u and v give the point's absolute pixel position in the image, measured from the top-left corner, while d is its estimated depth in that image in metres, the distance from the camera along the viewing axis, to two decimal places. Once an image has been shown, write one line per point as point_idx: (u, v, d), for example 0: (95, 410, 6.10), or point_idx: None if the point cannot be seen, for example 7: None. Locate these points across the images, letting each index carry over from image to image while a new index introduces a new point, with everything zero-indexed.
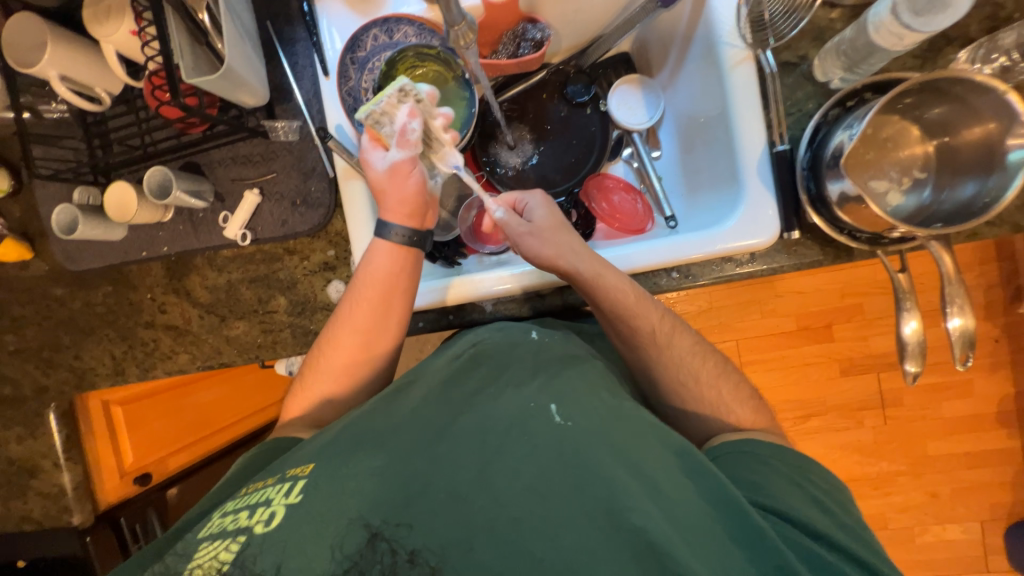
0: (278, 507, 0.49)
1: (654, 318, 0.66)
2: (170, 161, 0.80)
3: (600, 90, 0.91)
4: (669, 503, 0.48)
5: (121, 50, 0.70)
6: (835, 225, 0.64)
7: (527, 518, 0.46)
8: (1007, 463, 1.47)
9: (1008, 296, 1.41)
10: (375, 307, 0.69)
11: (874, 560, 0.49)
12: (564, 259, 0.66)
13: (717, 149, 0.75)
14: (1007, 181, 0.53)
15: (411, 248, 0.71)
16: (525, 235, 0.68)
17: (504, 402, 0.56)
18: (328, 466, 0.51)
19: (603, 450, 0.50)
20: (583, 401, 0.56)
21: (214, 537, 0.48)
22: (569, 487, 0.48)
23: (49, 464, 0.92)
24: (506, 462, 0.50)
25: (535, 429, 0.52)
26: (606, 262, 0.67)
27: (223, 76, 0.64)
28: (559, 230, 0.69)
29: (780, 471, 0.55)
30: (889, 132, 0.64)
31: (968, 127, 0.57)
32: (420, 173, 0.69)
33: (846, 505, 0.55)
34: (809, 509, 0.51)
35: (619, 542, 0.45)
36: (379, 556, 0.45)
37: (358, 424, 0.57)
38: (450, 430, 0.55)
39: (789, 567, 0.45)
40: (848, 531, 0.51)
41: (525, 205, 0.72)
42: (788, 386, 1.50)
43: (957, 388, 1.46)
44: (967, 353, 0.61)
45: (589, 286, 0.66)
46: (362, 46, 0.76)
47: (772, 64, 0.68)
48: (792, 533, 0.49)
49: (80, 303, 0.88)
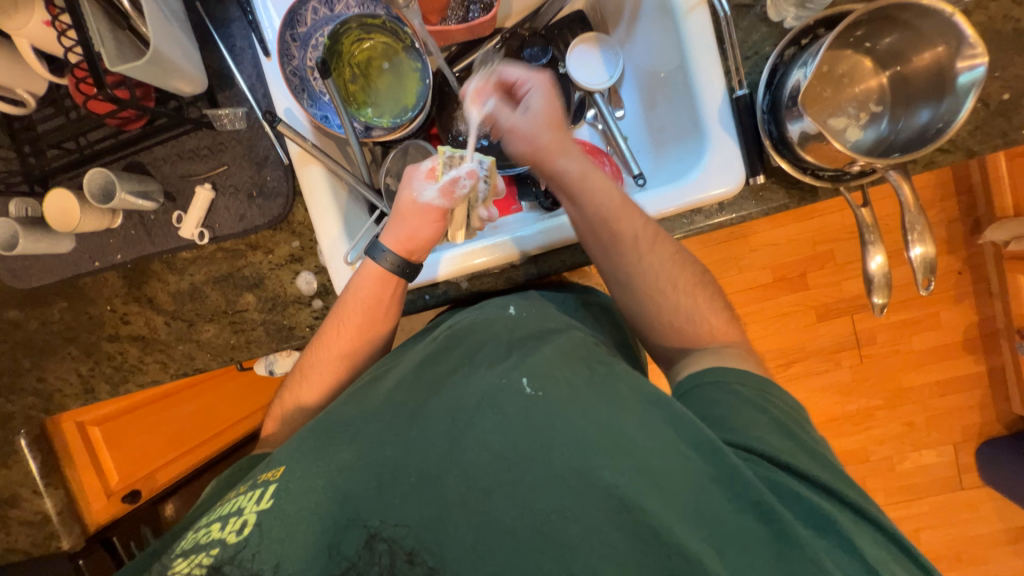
0: (249, 516, 0.49)
1: (638, 225, 0.65)
2: (110, 162, 0.75)
3: (557, 52, 0.87)
4: (641, 456, 0.48)
5: (36, 43, 0.65)
6: (799, 166, 0.64)
7: (499, 487, 0.47)
8: (975, 387, 1.55)
9: (968, 228, 1.46)
10: (362, 324, 0.69)
11: (839, 485, 0.50)
12: (553, 156, 0.66)
13: (678, 101, 0.74)
14: (959, 104, 0.54)
15: (399, 276, 0.68)
16: (520, 124, 0.66)
17: (479, 380, 0.55)
18: (298, 466, 0.52)
19: (573, 414, 0.50)
20: (556, 369, 0.54)
21: (188, 552, 0.49)
22: (539, 450, 0.48)
23: (28, 492, 0.88)
24: (476, 435, 0.50)
25: (505, 403, 0.52)
26: (594, 166, 0.67)
27: (150, 61, 0.59)
28: (554, 126, 0.66)
29: (750, 401, 0.55)
30: (844, 68, 0.64)
31: (919, 53, 0.57)
32: (444, 224, 0.68)
33: (808, 426, 0.56)
34: (781, 440, 0.52)
35: (591, 501, 0.46)
36: (378, 557, 0.46)
37: (332, 419, 0.57)
38: (421, 412, 0.54)
39: (764, 503, 0.46)
40: (819, 461, 0.52)
41: (525, 89, 0.68)
42: (768, 336, 1.55)
43: (925, 321, 1.52)
44: (930, 279, 0.63)
45: (575, 186, 0.65)
46: (302, 21, 0.72)
47: (725, 8, 0.66)
48: (765, 468, 0.49)
49: (35, 322, 0.83)
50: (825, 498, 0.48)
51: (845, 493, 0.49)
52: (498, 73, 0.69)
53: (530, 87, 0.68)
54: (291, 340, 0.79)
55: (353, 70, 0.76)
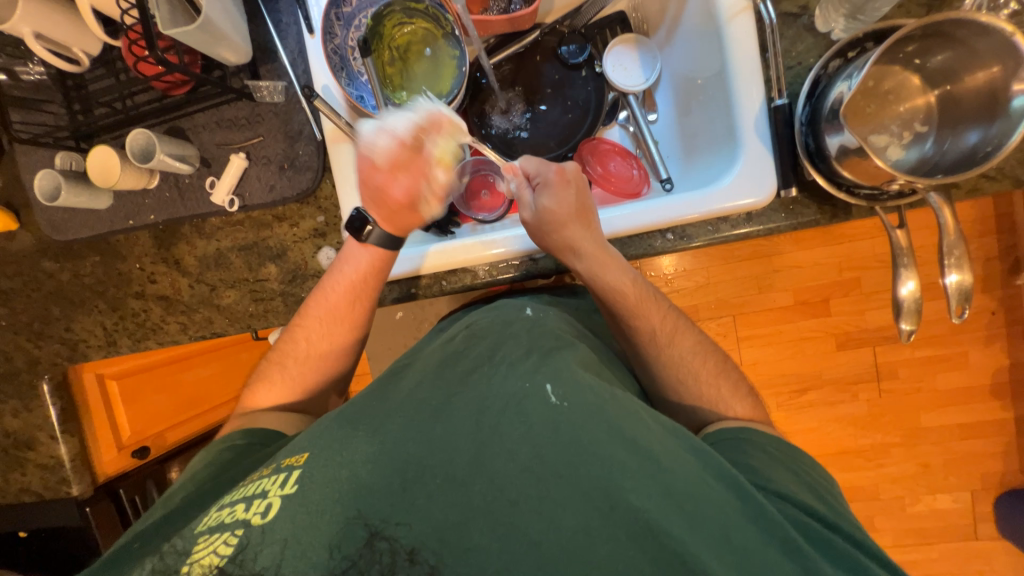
0: (274, 498, 0.49)
1: (656, 320, 0.69)
2: (153, 125, 0.78)
3: (595, 52, 0.87)
4: (668, 480, 0.47)
5: (94, 5, 0.67)
6: (834, 181, 0.62)
7: (524, 500, 0.46)
8: (998, 434, 1.48)
9: (1007, 268, 1.40)
10: (352, 295, 0.72)
11: (856, 531, 0.52)
12: (563, 254, 0.70)
13: (714, 109, 0.73)
14: (1011, 127, 0.51)
15: (385, 250, 0.71)
16: (529, 222, 0.70)
17: (502, 381, 0.54)
18: (322, 455, 0.51)
19: (598, 431, 0.48)
20: (579, 378, 0.54)
21: (213, 530, 0.48)
22: (566, 468, 0.46)
23: (45, 436, 0.92)
24: (502, 445, 0.48)
25: (530, 411, 0.50)
26: (608, 257, 0.69)
27: (200, 27, 0.61)
28: (563, 224, 0.69)
29: (781, 459, 0.58)
30: (890, 84, 0.62)
31: (971, 72, 0.55)
32: (399, 190, 0.67)
33: (833, 490, 0.59)
34: (811, 495, 0.55)
35: (616, 522, 0.45)
36: (379, 556, 0.44)
37: (351, 411, 0.57)
38: (446, 410, 0.53)
39: (790, 539, 0.48)
40: (839, 512, 0.55)
41: (539, 183, 0.72)
42: (784, 360, 1.51)
43: (952, 360, 1.46)
44: (963, 307, 0.60)
45: (587, 282, 0.71)
46: (347, 1, 0.73)
47: (771, 16, 0.64)
48: (784, 505, 0.52)
49: (68, 274, 0.87)
50: (844, 539, 0.51)
51: (863, 539, 0.51)
52: (526, 162, 0.75)
53: (543, 182, 0.72)
54: None
55: (391, 53, 0.77)
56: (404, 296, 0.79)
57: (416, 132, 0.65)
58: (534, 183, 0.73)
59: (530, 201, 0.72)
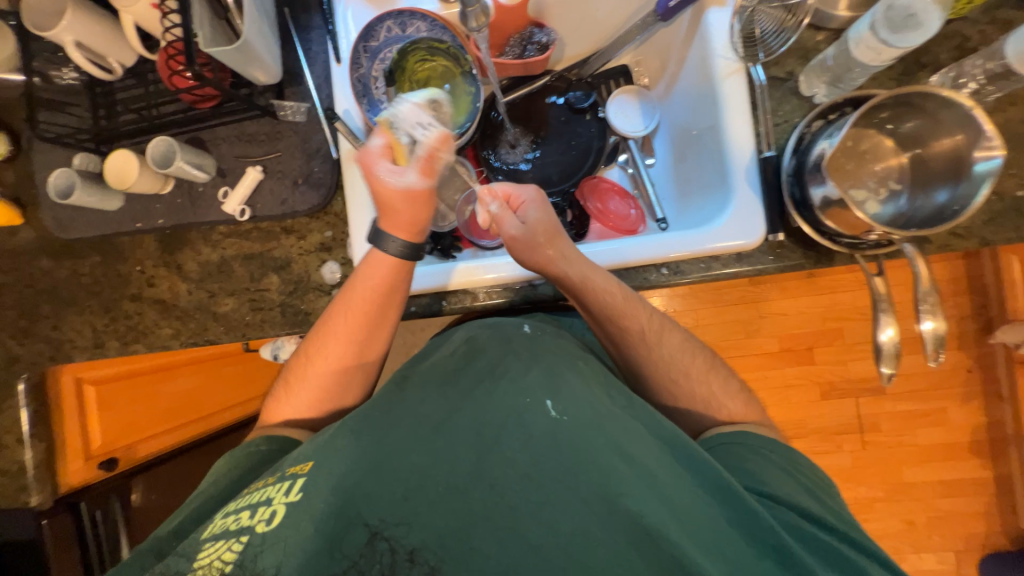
0: (278, 505, 0.50)
1: (643, 319, 0.70)
2: (174, 135, 0.81)
3: (599, 99, 0.94)
4: (665, 492, 0.50)
5: (138, 21, 0.72)
6: (818, 229, 0.66)
7: (525, 506, 0.48)
8: (980, 493, 1.49)
9: (979, 327, 1.47)
10: (368, 309, 0.70)
11: (853, 532, 0.53)
12: (553, 263, 0.70)
13: (708, 158, 0.79)
14: (975, 188, 0.57)
15: (407, 258, 0.70)
16: (519, 235, 0.70)
17: (503, 396, 0.56)
18: (326, 464, 0.52)
19: (597, 440, 0.51)
20: (579, 394, 0.56)
21: (217, 537, 0.49)
22: (566, 477, 0.49)
23: (12, 439, 0.88)
24: (503, 454, 0.51)
25: (530, 423, 0.52)
26: (594, 264, 0.71)
27: (238, 48, 0.66)
28: (548, 233, 0.71)
29: (776, 461, 0.60)
30: (867, 145, 0.68)
31: (938, 139, 0.61)
32: (383, 167, 0.67)
33: (835, 494, 0.59)
34: (806, 497, 0.56)
35: (615, 528, 0.47)
36: (378, 557, 0.47)
37: (355, 418, 0.58)
38: (449, 422, 0.54)
39: (783, 546, 0.49)
40: (833, 510, 0.56)
41: (521, 202, 0.74)
42: (771, 407, 1.52)
43: (932, 415, 1.49)
44: (939, 351, 0.63)
45: (576, 289, 0.70)
46: (375, 36, 0.78)
47: (760, 77, 0.71)
48: (782, 512, 0.54)
49: (66, 272, 0.86)
50: (843, 543, 0.52)
51: (860, 539, 0.52)
52: (498, 184, 0.77)
53: (526, 199, 0.75)
54: (304, 326, 0.81)
55: (413, 85, 0.80)
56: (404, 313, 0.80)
57: (422, 120, 0.69)
58: (514, 204, 0.75)
59: (515, 219, 0.72)
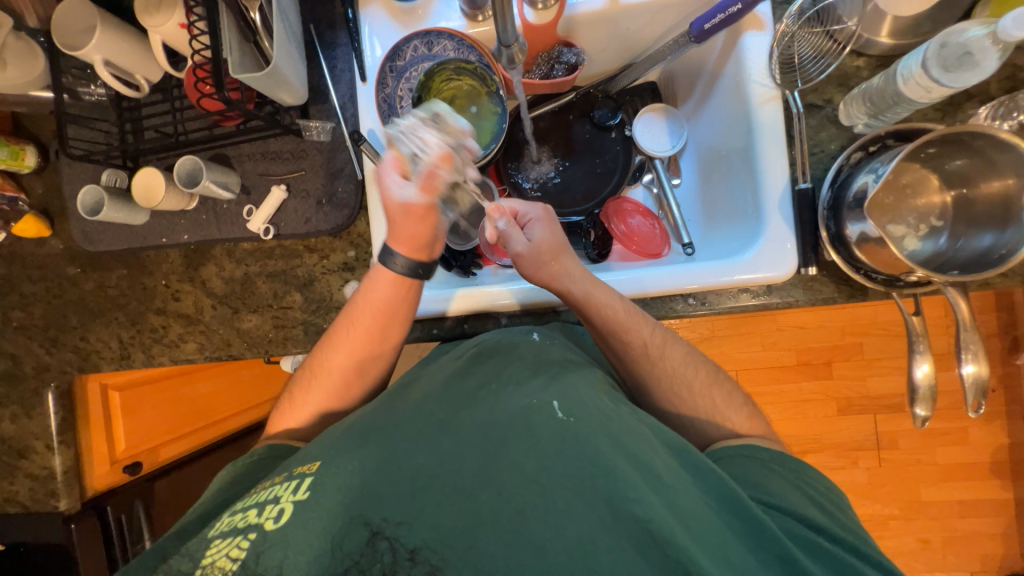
0: (286, 504, 0.50)
1: (648, 333, 0.68)
2: (199, 151, 0.81)
3: (625, 117, 0.92)
4: (671, 495, 0.49)
5: (166, 40, 0.72)
6: (852, 265, 0.65)
7: (530, 509, 0.48)
8: (998, 514, 1.47)
9: (1006, 346, 1.43)
10: (374, 327, 0.71)
11: (863, 546, 0.52)
12: (556, 280, 0.69)
13: (737, 180, 0.78)
14: (1023, 236, 0.55)
15: (412, 278, 0.70)
16: (526, 253, 0.69)
17: (508, 401, 0.57)
18: (334, 463, 0.52)
19: (602, 444, 0.51)
20: (585, 398, 0.56)
21: (225, 534, 0.49)
22: (571, 480, 0.49)
23: (41, 445, 0.90)
24: (509, 456, 0.51)
25: (538, 425, 0.53)
26: (599, 280, 0.69)
27: (268, 75, 0.67)
28: (558, 251, 0.70)
29: (783, 473, 0.58)
30: (908, 178, 0.66)
31: (986, 180, 0.59)
32: (390, 185, 0.67)
33: (842, 504, 0.58)
34: (811, 508, 0.55)
35: (622, 533, 0.46)
36: (379, 555, 0.46)
37: (363, 422, 0.58)
38: (454, 425, 0.55)
39: (793, 559, 0.48)
40: (841, 524, 0.55)
41: (527, 219, 0.73)
42: (787, 421, 1.50)
43: (953, 435, 1.46)
44: (981, 401, 0.61)
45: (580, 306, 0.69)
46: (402, 56, 0.78)
47: (798, 105, 0.69)
48: (786, 521, 0.53)
49: (93, 284, 0.88)
50: (854, 556, 0.51)
51: (870, 553, 0.51)
52: (508, 201, 0.75)
53: (532, 218, 0.73)
54: None
55: None
56: (425, 335, 0.80)
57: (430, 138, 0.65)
58: (522, 221, 0.73)
59: (523, 236, 0.71)
